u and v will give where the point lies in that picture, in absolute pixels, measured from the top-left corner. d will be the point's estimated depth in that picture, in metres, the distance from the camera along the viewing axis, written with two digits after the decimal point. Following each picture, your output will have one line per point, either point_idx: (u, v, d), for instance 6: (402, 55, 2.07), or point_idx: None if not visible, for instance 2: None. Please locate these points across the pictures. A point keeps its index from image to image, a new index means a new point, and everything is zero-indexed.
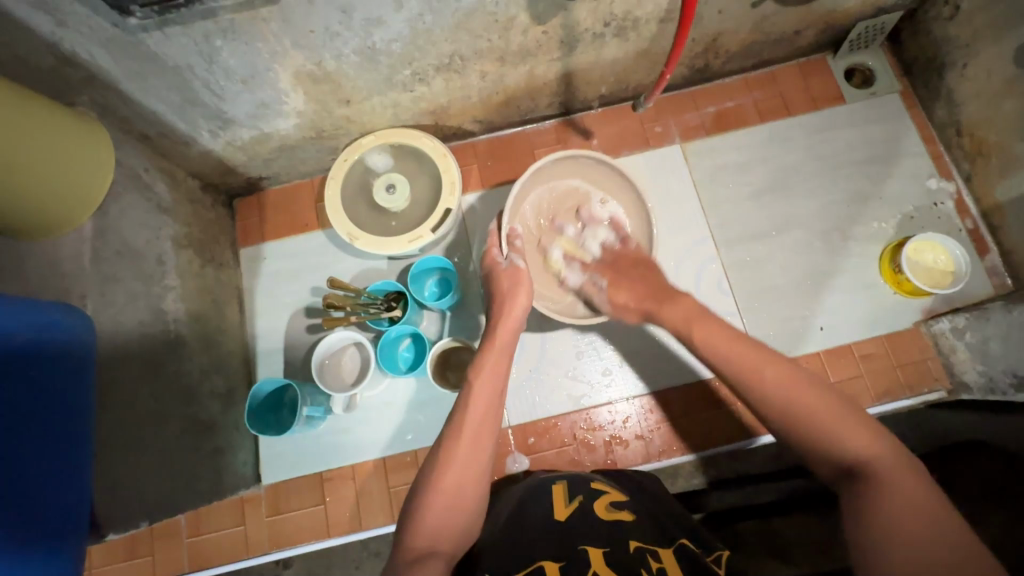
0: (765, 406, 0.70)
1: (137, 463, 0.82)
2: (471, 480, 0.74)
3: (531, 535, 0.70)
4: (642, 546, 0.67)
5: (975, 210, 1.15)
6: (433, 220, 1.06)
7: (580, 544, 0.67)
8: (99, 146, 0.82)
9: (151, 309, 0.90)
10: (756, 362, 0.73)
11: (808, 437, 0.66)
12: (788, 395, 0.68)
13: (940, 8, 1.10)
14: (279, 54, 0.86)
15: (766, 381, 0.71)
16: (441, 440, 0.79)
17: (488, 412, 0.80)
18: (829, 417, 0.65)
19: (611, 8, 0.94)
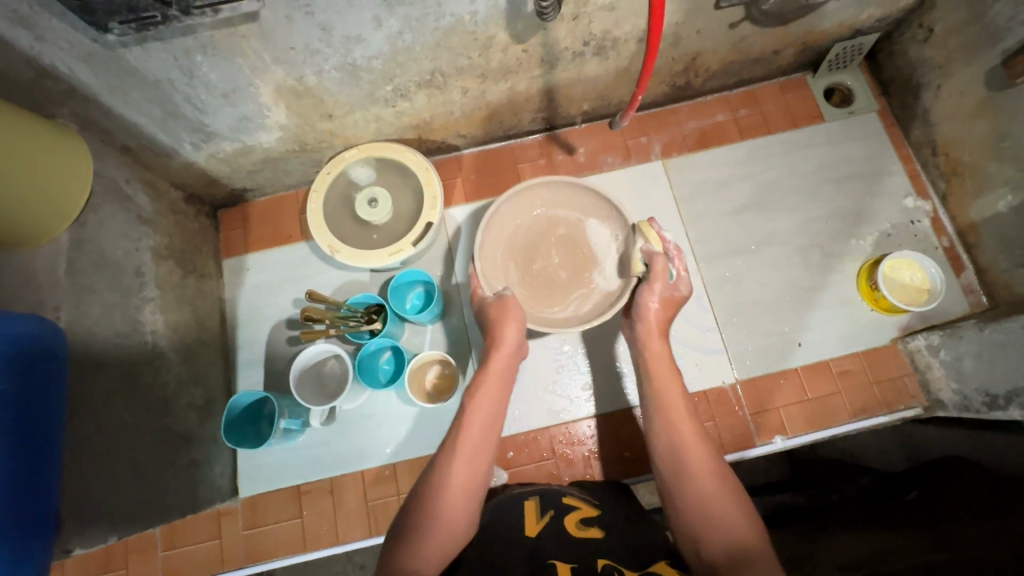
0: (679, 483, 0.75)
1: (109, 476, 0.81)
2: (465, 501, 0.73)
3: (500, 549, 0.70)
4: (612, 564, 0.66)
5: (951, 229, 1.17)
6: (414, 233, 1.07)
7: (548, 560, 0.67)
8: (78, 156, 0.83)
9: (127, 320, 0.90)
10: (688, 443, 0.78)
11: (702, 520, 0.70)
12: (705, 485, 0.73)
13: (914, 31, 1.13)
14: (259, 70, 0.87)
15: (688, 464, 0.76)
16: (441, 448, 0.80)
17: (488, 427, 0.81)
18: (727, 512, 0.70)
19: (589, 28, 0.96)
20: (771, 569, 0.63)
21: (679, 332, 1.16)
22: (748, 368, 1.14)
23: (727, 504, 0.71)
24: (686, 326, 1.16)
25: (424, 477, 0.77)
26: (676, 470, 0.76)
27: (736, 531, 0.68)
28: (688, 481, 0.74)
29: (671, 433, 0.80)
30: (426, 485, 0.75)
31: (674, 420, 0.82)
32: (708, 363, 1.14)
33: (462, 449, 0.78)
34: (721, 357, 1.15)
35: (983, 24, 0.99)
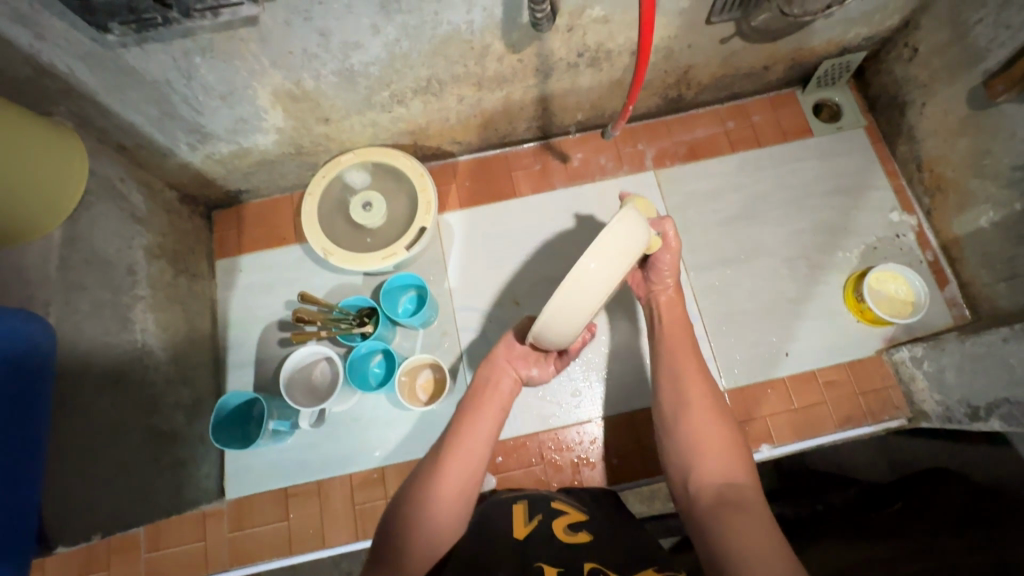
0: (680, 415, 0.78)
1: (94, 474, 0.81)
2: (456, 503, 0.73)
3: (491, 548, 0.71)
4: (598, 567, 0.66)
5: (935, 243, 1.19)
6: (408, 238, 1.08)
7: (536, 561, 0.67)
8: (67, 147, 0.83)
9: (117, 319, 0.90)
10: (693, 384, 0.80)
11: (697, 453, 0.73)
12: (705, 422, 0.75)
13: (900, 50, 1.16)
14: (257, 73, 0.88)
15: (691, 401, 0.78)
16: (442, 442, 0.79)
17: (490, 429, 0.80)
18: (721, 448, 0.73)
19: (583, 40, 0.98)
20: (758, 501, 0.66)
21: None
22: (735, 377, 1.15)
23: (722, 443, 0.74)
24: None
25: (416, 474, 0.76)
26: (679, 405, 0.79)
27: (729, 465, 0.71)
28: (689, 416, 0.77)
29: (678, 372, 0.82)
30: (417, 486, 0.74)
31: (682, 361, 0.84)
32: None
33: (457, 449, 0.76)
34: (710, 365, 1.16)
35: (965, 45, 1.02)
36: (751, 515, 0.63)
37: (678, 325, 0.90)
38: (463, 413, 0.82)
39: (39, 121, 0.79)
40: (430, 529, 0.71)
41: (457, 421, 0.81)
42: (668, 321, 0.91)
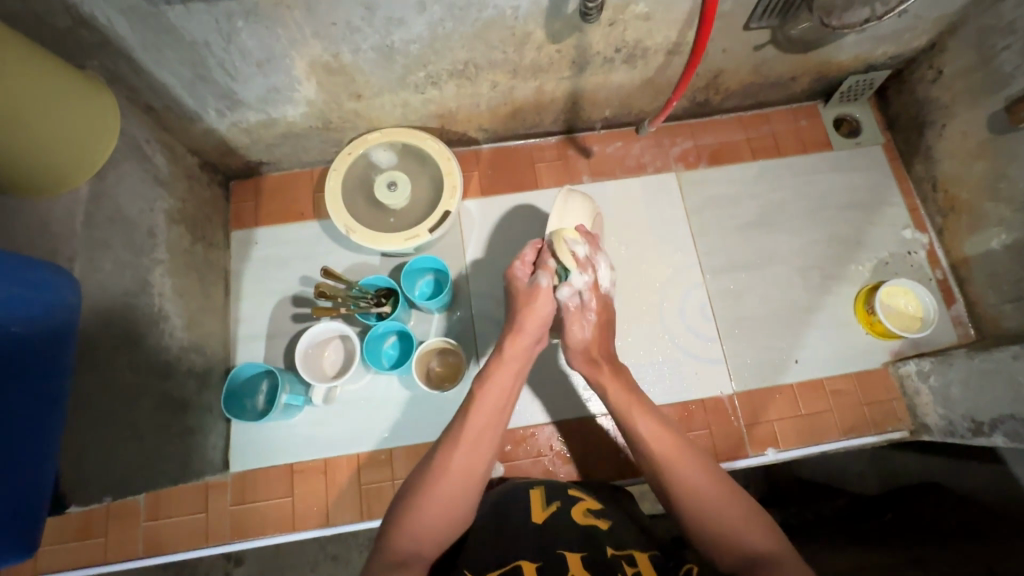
0: (677, 496, 0.75)
1: (103, 435, 0.80)
2: (468, 487, 0.75)
3: (513, 532, 0.72)
4: (617, 553, 0.69)
5: (945, 262, 1.22)
6: (431, 220, 1.07)
7: (559, 547, 0.69)
8: (93, 97, 0.79)
9: (137, 281, 0.88)
10: (674, 454, 0.78)
11: (711, 532, 0.71)
12: (701, 483, 0.74)
13: (924, 71, 1.18)
14: (298, 42, 0.88)
15: (675, 479, 0.76)
16: (447, 428, 0.81)
17: (494, 419, 0.82)
18: (727, 514, 0.71)
19: (623, 36, 0.98)
20: (791, 563, 0.65)
21: (681, 341, 1.19)
22: (745, 380, 1.17)
23: (734, 507, 0.72)
24: (689, 335, 1.19)
25: (425, 460, 0.78)
26: (675, 483, 0.75)
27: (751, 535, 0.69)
28: (688, 491, 0.74)
29: (658, 460, 0.79)
30: (426, 469, 0.76)
31: (655, 441, 0.80)
32: (707, 372, 1.17)
33: (466, 434, 0.79)
34: (720, 368, 1.17)
35: (989, 71, 1.04)
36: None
37: (631, 407, 0.86)
38: (469, 395, 0.85)
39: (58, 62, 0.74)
40: (437, 514, 0.72)
41: (465, 409, 0.83)
42: (619, 408, 0.87)
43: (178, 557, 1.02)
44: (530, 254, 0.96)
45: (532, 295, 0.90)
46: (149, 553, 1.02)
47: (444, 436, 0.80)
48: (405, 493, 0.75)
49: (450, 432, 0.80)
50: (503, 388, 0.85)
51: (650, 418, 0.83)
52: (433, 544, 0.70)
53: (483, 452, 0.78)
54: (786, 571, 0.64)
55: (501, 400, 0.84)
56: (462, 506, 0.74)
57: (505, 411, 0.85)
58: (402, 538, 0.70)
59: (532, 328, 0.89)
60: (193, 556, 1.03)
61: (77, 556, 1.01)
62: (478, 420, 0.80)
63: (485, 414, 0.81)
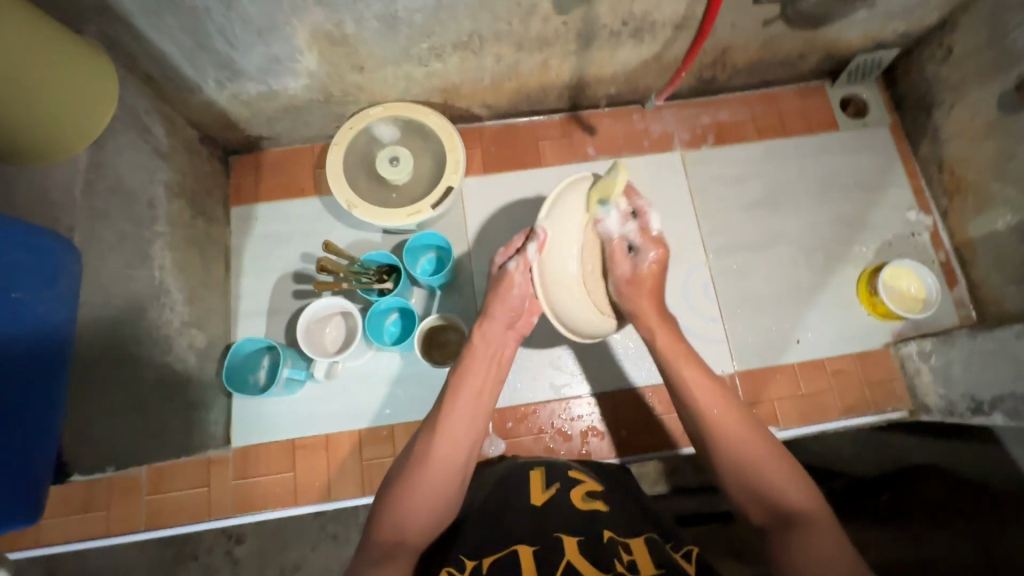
0: (716, 449, 0.75)
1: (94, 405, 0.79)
2: (449, 475, 0.75)
3: (511, 517, 0.71)
4: (615, 537, 0.67)
5: (948, 244, 1.21)
6: (434, 197, 1.06)
7: (556, 531, 0.68)
8: (91, 59, 0.77)
9: (137, 252, 0.87)
10: (712, 399, 0.78)
11: (748, 483, 0.72)
12: (746, 435, 0.74)
13: (934, 50, 1.16)
14: (299, 9, 0.86)
15: (717, 417, 0.76)
16: (431, 413, 0.81)
17: (476, 405, 0.81)
18: (769, 468, 0.71)
19: (630, 8, 0.96)
20: (823, 520, 0.66)
21: (685, 321, 1.18)
22: (747, 360, 1.17)
23: (768, 462, 0.72)
24: (692, 315, 1.19)
25: (407, 452, 0.78)
26: (716, 443, 0.75)
27: (786, 491, 0.70)
28: (730, 447, 0.74)
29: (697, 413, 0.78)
30: (407, 462, 0.76)
31: (699, 391, 0.79)
32: (709, 352, 1.17)
33: (445, 421, 0.78)
34: (723, 348, 1.18)
35: (1000, 48, 1.03)
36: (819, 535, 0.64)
37: (679, 356, 0.84)
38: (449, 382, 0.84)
39: (43, 16, 0.70)
40: (422, 500, 0.72)
41: (441, 399, 0.82)
42: (666, 356, 0.85)
43: (181, 530, 1.03)
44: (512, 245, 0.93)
45: (502, 280, 0.90)
46: (152, 525, 1.02)
47: (424, 425, 0.80)
48: (391, 479, 0.75)
49: (427, 423, 0.80)
50: (482, 373, 0.85)
51: (696, 368, 0.82)
52: (422, 530, 0.70)
53: (462, 438, 0.78)
54: (816, 532, 0.65)
55: (479, 385, 0.84)
56: (448, 491, 0.74)
57: (485, 398, 0.84)
58: (389, 526, 0.70)
59: (501, 314, 0.89)
60: (196, 531, 1.04)
61: (80, 529, 1.01)
62: (457, 407, 0.80)
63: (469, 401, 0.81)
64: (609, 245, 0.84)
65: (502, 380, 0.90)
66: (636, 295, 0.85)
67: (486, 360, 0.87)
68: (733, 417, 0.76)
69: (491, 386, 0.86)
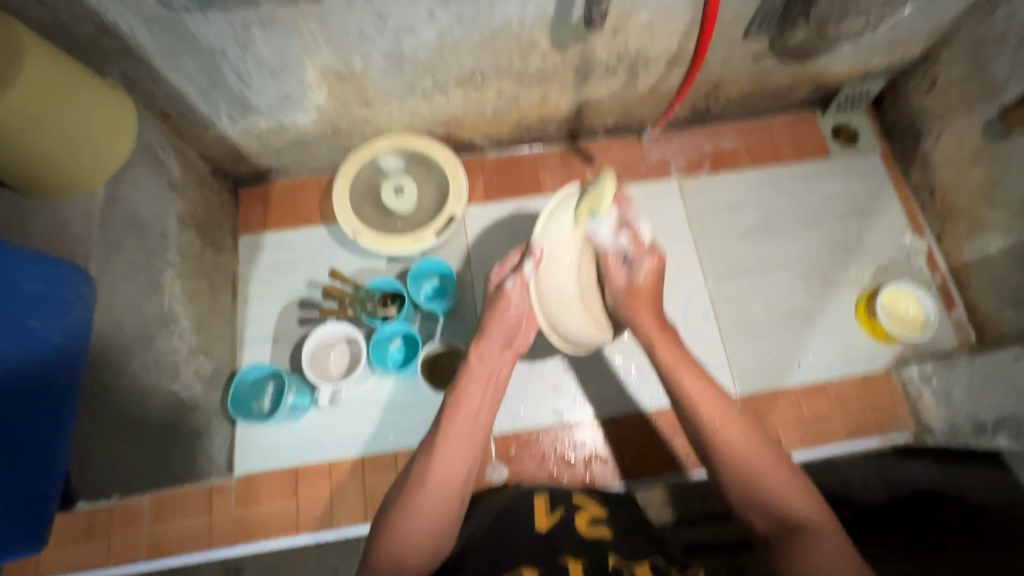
0: (719, 461, 0.74)
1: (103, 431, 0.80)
2: (446, 500, 0.73)
3: (515, 543, 0.72)
4: (620, 562, 0.68)
5: (944, 267, 1.23)
6: (437, 225, 1.09)
7: (562, 557, 0.68)
8: (112, 99, 0.81)
9: (149, 281, 0.89)
10: (710, 403, 0.77)
11: (751, 495, 0.71)
12: (747, 443, 0.73)
13: (919, 81, 1.21)
14: (311, 50, 0.90)
15: (716, 423, 0.75)
16: (428, 434, 0.80)
17: (474, 426, 0.79)
18: (775, 479, 0.70)
19: (625, 45, 1.01)
20: (829, 530, 0.66)
21: (685, 345, 1.19)
22: (749, 384, 1.17)
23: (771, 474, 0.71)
24: (692, 339, 1.20)
25: (405, 475, 0.77)
26: (719, 455, 0.74)
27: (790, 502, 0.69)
28: (735, 456, 0.73)
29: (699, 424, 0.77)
30: (404, 486, 0.75)
31: (700, 397, 0.78)
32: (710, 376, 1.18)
33: (442, 443, 0.76)
34: (724, 372, 1.18)
35: (982, 79, 1.07)
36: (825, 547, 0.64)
37: (678, 365, 0.82)
38: (446, 400, 0.82)
39: (71, 61, 0.75)
40: (419, 524, 0.70)
41: (439, 420, 0.80)
42: (665, 363, 0.83)
43: (182, 561, 1.02)
44: (507, 261, 0.95)
45: (498, 299, 0.91)
46: (153, 555, 1.01)
47: (422, 447, 0.79)
48: (388, 503, 0.75)
49: (425, 445, 0.78)
50: (480, 393, 0.83)
51: (696, 375, 0.81)
52: (419, 556, 0.70)
53: (460, 461, 0.76)
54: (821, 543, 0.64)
55: (477, 405, 0.82)
56: (444, 515, 0.73)
57: (484, 417, 0.82)
58: (387, 553, 0.69)
59: (500, 330, 0.89)
60: (196, 561, 1.02)
61: (80, 559, 1.00)
62: (454, 429, 0.78)
63: (466, 422, 0.79)
64: (604, 255, 0.89)
65: (501, 398, 0.87)
66: (635, 304, 0.88)
67: (484, 379, 0.85)
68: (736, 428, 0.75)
69: (490, 404, 0.84)
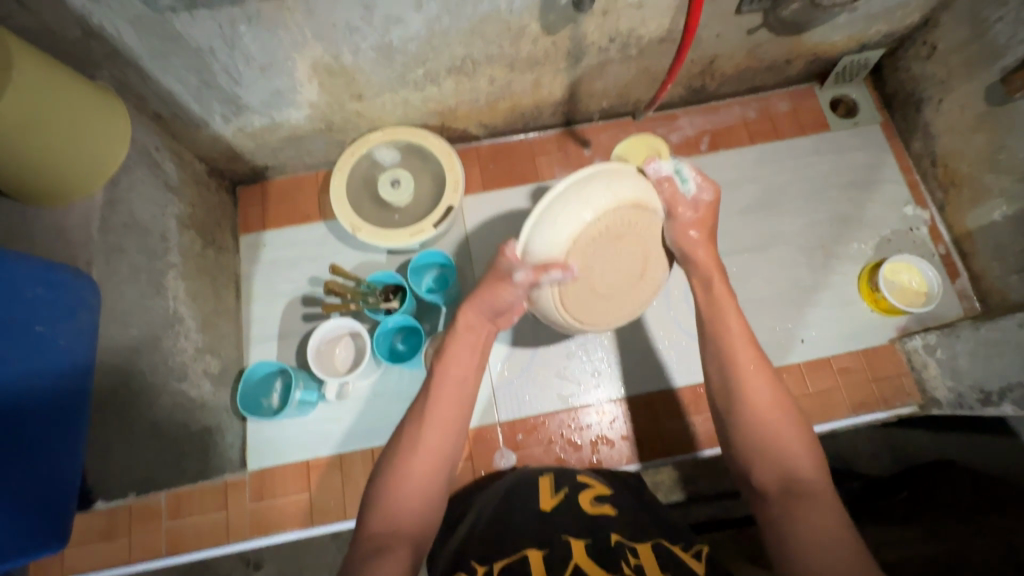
0: (734, 407, 0.74)
1: (115, 433, 0.82)
2: (436, 467, 0.73)
3: (517, 525, 0.71)
4: (623, 540, 0.67)
5: (948, 237, 1.22)
6: (436, 215, 1.08)
7: (563, 535, 0.68)
8: (104, 103, 0.82)
9: (152, 284, 0.90)
10: (743, 350, 0.77)
11: (760, 441, 0.70)
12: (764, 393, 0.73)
13: (918, 48, 1.19)
14: (299, 44, 0.90)
15: (740, 366, 0.75)
16: (416, 403, 0.79)
17: (460, 399, 0.79)
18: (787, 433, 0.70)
19: (617, 25, 1.00)
20: (825, 491, 0.65)
21: (688, 324, 1.19)
22: None
23: (786, 426, 0.70)
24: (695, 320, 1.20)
25: (395, 442, 0.77)
26: (742, 394, 0.73)
27: (800, 461, 0.68)
28: (753, 406, 0.72)
29: (729, 364, 0.76)
30: (391, 456, 0.74)
31: (736, 342, 0.78)
32: None
33: (433, 414, 0.76)
34: None
35: (984, 43, 1.05)
36: (818, 507, 0.63)
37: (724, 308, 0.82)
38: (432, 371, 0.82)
39: (63, 68, 0.75)
40: (415, 493, 0.71)
41: (424, 392, 0.80)
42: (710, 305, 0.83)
43: (200, 556, 1.04)
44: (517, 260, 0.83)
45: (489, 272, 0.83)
46: (173, 551, 1.04)
47: (411, 414, 0.78)
48: (377, 473, 0.74)
49: (413, 414, 0.78)
50: (464, 361, 0.82)
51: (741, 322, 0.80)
52: (414, 525, 0.69)
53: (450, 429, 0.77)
54: (817, 502, 0.64)
55: (464, 374, 0.81)
56: (438, 484, 0.73)
57: (468, 386, 0.81)
58: (378, 518, 0.69)
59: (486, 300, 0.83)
60: (214, 555, 1.05)
61: (101, 558, 1.02)
62: (441, 395, 0.78)
63: (456, 392, 0.79)
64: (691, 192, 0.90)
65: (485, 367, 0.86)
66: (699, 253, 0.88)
67: (468, 348, 0.84)
68: (761, 375, 0.74)
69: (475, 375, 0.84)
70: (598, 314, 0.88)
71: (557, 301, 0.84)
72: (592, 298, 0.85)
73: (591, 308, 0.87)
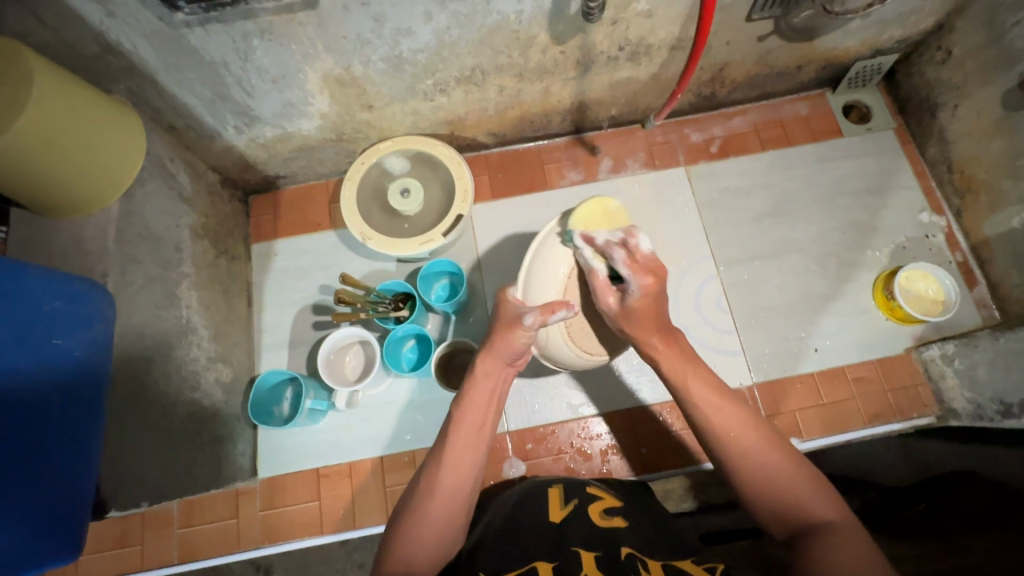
0: (734, 466, 0.73)
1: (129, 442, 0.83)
2: (454, 508, 0.73)
3: (526, 539, 0.70)
4: (635, 555, 0.66)
5: (965, 244, 1.20)
6: (445, 224, 1.08)
7: (574, 549, 0.67)
8: (121, 118, 0.83)
9: (166, 294, 0.91)
10: (721, 406, 0.77)
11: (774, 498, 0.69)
12: (758, 448, 0.72)
13: (933, 52, 1.17)
14: (310, 57, 0.91)
15: (725, 424, 0.75)
16: (436, 444, 0.80)
17: (478, 442, 0.79)
18: (792, 480, 0.69)
19: (626, 33, 1.00)
20: (846, 525, 0.64)
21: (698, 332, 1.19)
22: (764, 372, 1.16)
23: (792, 471, 0.70)
24: (705, 328, 1.19)
25: (415, 482, 0.77)
26: (733, 458, 0.73)
27: (808, 501, 0.68)
28: (749, 463, 0.72)
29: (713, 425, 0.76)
30: (413, 494, 0.75)
31: (712, 404, 0.77)
32: (725, 364, 1.17)
33: (451, 453, 0.77)
34: (738, 359, 1.17)
35: (1001, 47, 1.03)
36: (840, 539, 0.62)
37: (688, 369, 0.82)
38: (451, 414, 0.82)
39: (83, 84, 0.77)
40: (433, 530, 0.71)
41: (443, 434, 0.80)
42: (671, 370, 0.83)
43: (210, 563, 1.04)
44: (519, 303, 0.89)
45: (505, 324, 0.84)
46: (185, 558, 1.04)
47: (431, 454, 0.79)
48: (399, 511, 0.75)
49: (432, 455, 0.79)
50: (483, 407, 0.82)
51: (703, 382, 0.80)
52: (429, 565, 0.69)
53: (467, 467, 0.76)
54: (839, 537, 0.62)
55: (480, 418, 0.81)
56: (454, 522, 0.73)
57: (485, 430, 0.81)
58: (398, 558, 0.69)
59: (500, 349, 0.84)
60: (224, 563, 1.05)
61: (114, 564, 1.03)
62: (459, 437, 0.78)
63: (473, 434, 0.79)
64: (592, 276, 0.85)
65: (501, 412, 0.87)
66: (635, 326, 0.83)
67: (485, 394, 0.83)
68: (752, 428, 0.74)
69: (492, 418, 0.83)
70: (604, 349, 0.93)
71: (564, 339, 0.89)
72: (592, 329, 0.92)
73: (594, 339, 0.92)
